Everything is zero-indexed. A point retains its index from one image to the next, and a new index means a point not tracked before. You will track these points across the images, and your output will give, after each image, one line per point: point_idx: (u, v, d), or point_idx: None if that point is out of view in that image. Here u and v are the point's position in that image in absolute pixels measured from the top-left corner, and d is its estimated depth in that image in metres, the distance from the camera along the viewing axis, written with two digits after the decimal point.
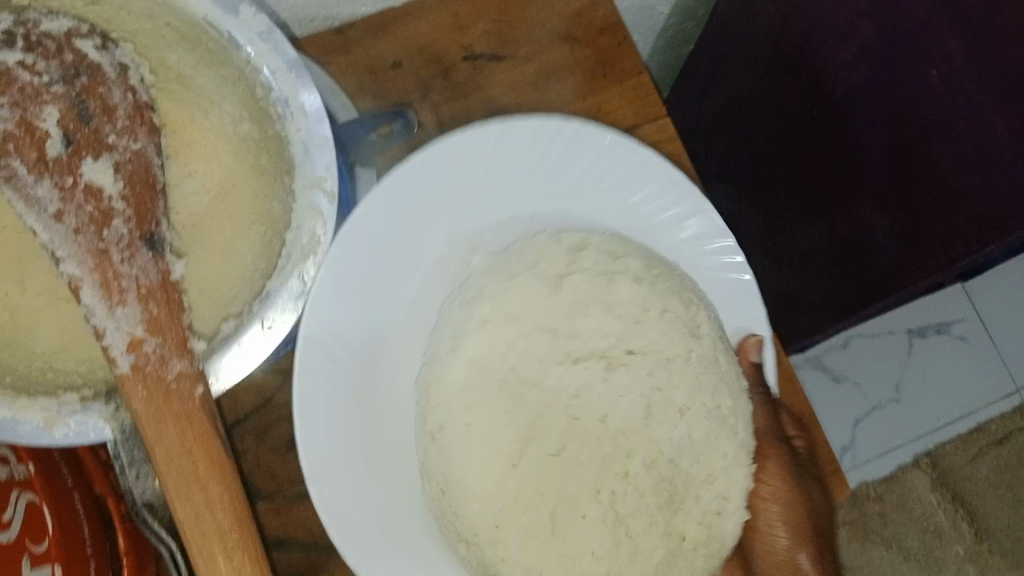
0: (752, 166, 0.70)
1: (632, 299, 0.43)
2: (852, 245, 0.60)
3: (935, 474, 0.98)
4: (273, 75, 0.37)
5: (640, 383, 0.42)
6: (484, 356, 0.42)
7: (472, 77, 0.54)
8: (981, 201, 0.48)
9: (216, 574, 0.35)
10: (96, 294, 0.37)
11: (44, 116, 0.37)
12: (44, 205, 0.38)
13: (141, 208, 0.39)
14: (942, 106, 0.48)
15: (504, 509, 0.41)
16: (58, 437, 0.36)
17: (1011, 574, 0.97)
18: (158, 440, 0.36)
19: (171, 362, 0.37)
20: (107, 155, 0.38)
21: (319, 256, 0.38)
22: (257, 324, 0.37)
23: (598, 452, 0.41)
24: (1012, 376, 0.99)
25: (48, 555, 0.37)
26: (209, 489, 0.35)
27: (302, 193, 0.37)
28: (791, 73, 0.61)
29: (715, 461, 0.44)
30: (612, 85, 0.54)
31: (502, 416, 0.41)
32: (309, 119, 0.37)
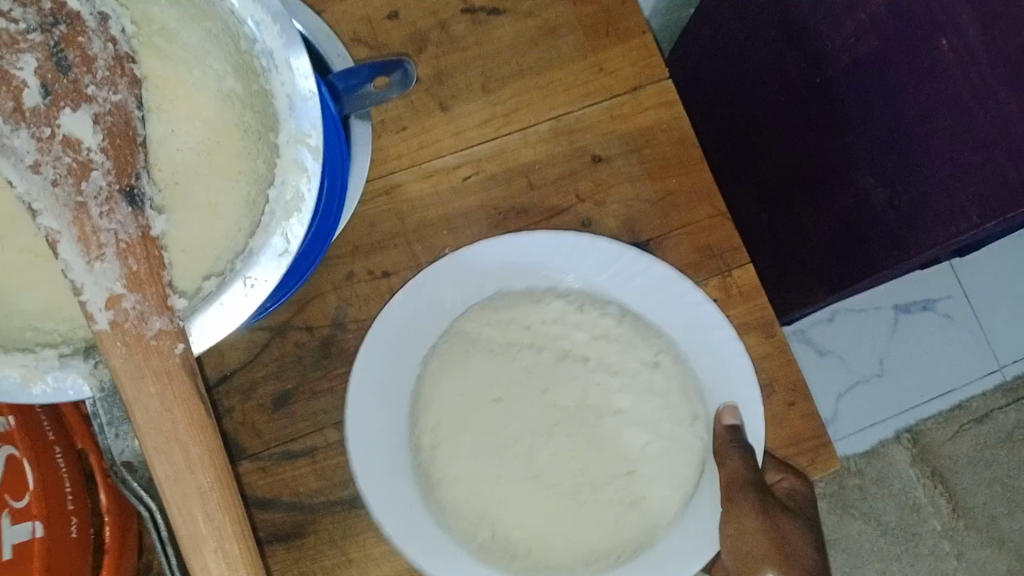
0: (747, 132, 0.70)
1: (599, 330, 0.48)
2: (847, 217, 0.60)
3: (916, 450, 0.99)
4: (258, 27, 0.35)
5: (584, 376, 0.48)
6: (466, 344, 0.48)
7: (471, 30, 0.52)
8: (985, 178, 0.47)
9: (196, 535, 0.33)
10: (72, 246, 0.35)
11: (21, 64, 0.35)
12: (21, 156, 0.36)
13: (123, 160, 0.37)
14: (953, 81, 0.47)
15: (463, 469, 0.46)
16: (36, 395, 0.35)
17: (986, 550, 0.98)
18: (138, 399, 0.34)
19: (151, 318, 0.35)
20: (86, 107, 0.37)
21: (305, 212, 0.35)
22: (239, 282, 0.35)
23: (529, 413, 0.47)
24: (995, 355, 0.99)
25: (30, 511, 0.37)
26: (189, 449, 0.34)
27: (286, 148, 0.35)
28: (792, 42, 0.60)
29: (645, 461, 0.47)
30: (615, 43, 0.52)
31: (473, 388, 0.47)
32: (294, 72, 0.35)
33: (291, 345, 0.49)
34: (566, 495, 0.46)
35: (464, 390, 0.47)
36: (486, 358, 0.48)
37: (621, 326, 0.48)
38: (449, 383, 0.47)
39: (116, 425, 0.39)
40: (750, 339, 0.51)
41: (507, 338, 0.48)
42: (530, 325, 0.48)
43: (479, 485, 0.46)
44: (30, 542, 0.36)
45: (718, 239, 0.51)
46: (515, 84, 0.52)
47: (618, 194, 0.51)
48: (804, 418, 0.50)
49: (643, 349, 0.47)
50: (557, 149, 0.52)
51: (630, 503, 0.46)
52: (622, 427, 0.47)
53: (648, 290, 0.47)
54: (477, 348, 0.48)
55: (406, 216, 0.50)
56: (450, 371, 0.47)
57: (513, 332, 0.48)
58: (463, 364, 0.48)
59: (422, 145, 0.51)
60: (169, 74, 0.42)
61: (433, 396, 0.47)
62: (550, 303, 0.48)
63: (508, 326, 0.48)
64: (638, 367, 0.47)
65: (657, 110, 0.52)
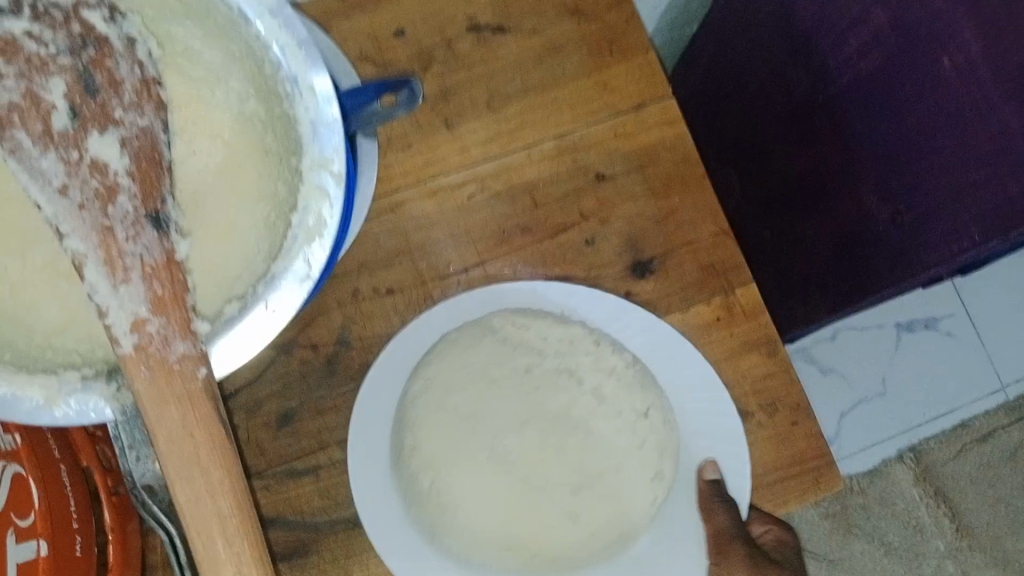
0: (752, 152, 0.70)
1: (603, 361, 0.47)
2: (850, 241, 0.60)
3: (918, 469, 0.98)
4: (283, 53, 0.36)
5: (578, 394, 0.46)
6: (479, 344, 0.47)
7: (476, 49, 0.53)
8: (989, 196, 0.47)
9: (215, 559, 0.33)
10: (100, 271, 0.36)
11: (50, 87, 0.36)
12: (50, 177, 0.36)
13: (148, 183, 0.38)
14: (953, 99, 0.47)
15: (450, 459, 0.45)
16: (58, 417, 0.34)
17: (989, 570, 0.98)
18: (159, 421, 0.34)
19: (174, 342, 0.35)
20: (114, 130, 0.37)
21: (327, 236, 0.35)
22: (261, 306, 0.35)
23: (518, 413, 0.46)
24: (998, 374, 0.99)
25: (35, 529, 0.36)
26: (209, 472, 0.33)
27: (308, 173, 0.35)
28: (798, 62, 0.60)
29: (622, 483, 0.45)
30: (619, 61, 0.53)
31: (476, 381, 0.46)
32: (318, 99, 0.36)
33: (298, 363, 0.49)
34: (520, 509, 0.44)
35: (462, 381, 0.46)
36: (496, 350, 0.47)
37: (629, 368, 0.47)
38: (453, 369, 0.46)
39: (138, 448, 0.39)
40: (754, 356, 0.51)
41: (520, 338, 0.47)
42: (541, 338, 0.47)
43: (458, 472, 0.45)
44: (35, 561, 0.36)
45: (723, 256, 0.52)
46: (520, 102, 0.52)
47: (623, 212, 0.52)
48: (810, 436, 0.51)
49: (638, 398, 0.47)
50: (561, 168, 0.52)
51: (573, 519, 0.44)
52: (609, 453, 0.46)
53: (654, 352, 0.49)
54: (487, 344, 0.47)
55: (412, 233, 0.51)
56: (454, 362, 0.47)
57: (530, 335, 0.47)
58: (467, 355, 0.47)
59: (427, 163, 0.51)
60: (191, 92, 0.42)
61: (435, 382, 0.46)
62: (568, 326, 0.48)
63: (520, 336, 0.47)
64: (627, 413, 0.46)
65: (661, 128, 0.52)
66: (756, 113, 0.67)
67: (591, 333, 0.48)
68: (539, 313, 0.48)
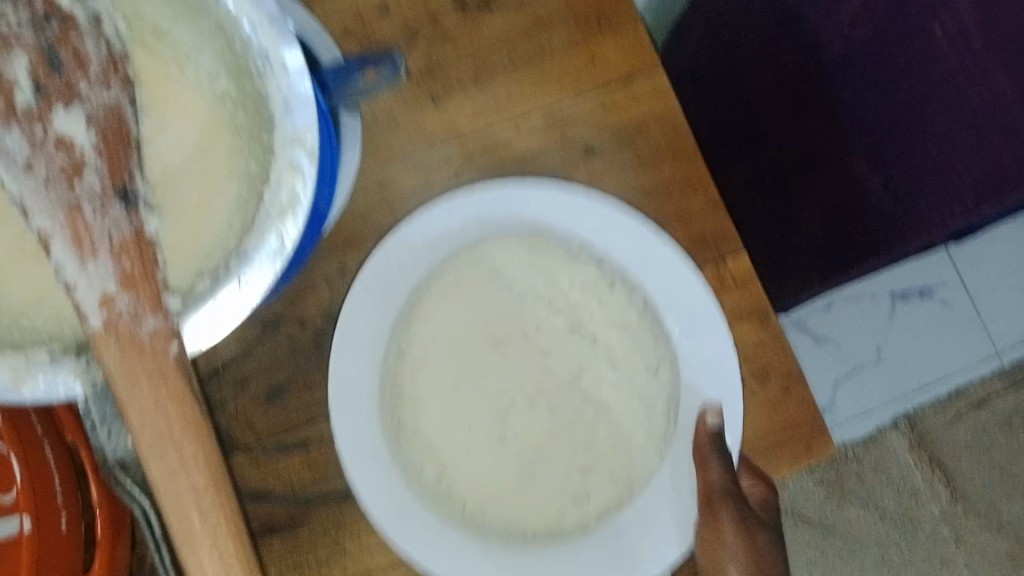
0: (742, 121, 0.69)
1: (615, 313, 0.49)
2: (845, 202, 0.59)
3: (914, 436, 0.99)
4: (254, 29, 0.35)
5: (585, 347, 0.49)
6: (484, 287, 0.49)
7: (463, 22, 0.52)
8: (980, 164, 0.48)
9: (190, 534, 0.33)
10: (65, 249, 0.35)
11: (12, 64, 0.35)
12: (15, 156, 0.35)
13: (115, 160, 0.36)
14: (945, 67, 0.47)
15: (449, 405, 0.48)
16: (24, 396, 0.34)
17: (984, 534, 0.99)
18: (131, 400, 0.34)
19: (145, 318, 0.34)
20: (80, 107, 0.36)
21: (301, 212, 0.34)
22: (233, 281, 0.34)
23: (520, 362, 0.49)
24: (994, 341, 0.99)
25: (17, 506, 0.37)
26: (183, 448, 0.34)
27: (282, 150, 0.35)
28: (786, 29, 0.60)
29: (625, 437, 0.48)
30: (606, 34, 0.53)
31: (481, 324, 0.49)
32: (290, 74, 0.35)
33: (286, 339, 0.49)
34: (515, 479, 0.48)
35: (464, 323, 0.49)
36: (502, 292, 0.50)
37: (641, 318, 0.49)
38: (460, 308, 0.49)
39: (108, 424, 0.39)
40: (742, 327, 0.52)
41: (524, 282, 0.50)
42: (552, 284, 0.50)
43: (449, 416, 0.48)
44: (17, 537, 0.37)
45: (714, 228, 0.52)
46: (506, 75, 0.52)
47: (613, 180, 0.52)
48: (797, 407, 0.51)
49: (646, 353, 0.49)
50: (549, 141, 0.52)
51: (574, 499, 0.47)
52: (617, 402, 0.49)
53: (657, 275, 0.47)
54: (491, 284, 0.49)
55: (400, 208, 0.51)
56: (456, 301, 0.49)
57: (534, 281, 0.50)
58: (467, 296, 0.49)
59: (413, 138, 0.51)
60: (168, 74, 0.42)
61: (432, 322, 0.48)
62: (583, 267, 0.49)
63: (535, 279, 0.50)
64: (638, 370, 0.49)
65: (651, 99, 0.52)
66: (749, 80, 0.66)
67: (603, 274, 0.49)
68: (553, 247, 0.49)
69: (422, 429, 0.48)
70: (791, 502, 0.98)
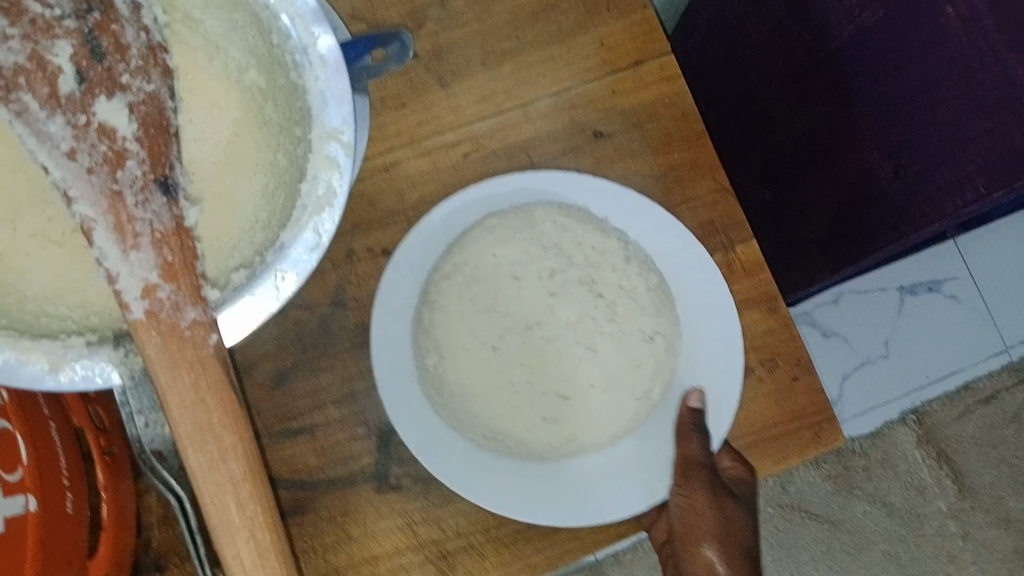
0: (750, 114, 0.69)
1: (624, 276, 0.48)
2: (852, 182, 0.59)
3: (921, 431, 0.98)
4: (292, 22, 0.35)
5: (590, 304, 0.47)
6: (510, 245, 0.47)
7: (471, 5, 0.52)
8: (987, 146, 0.47)
9: (225, 522, 0.32)
10: (108, 236, 0.34)
11: (56, 50, 0.34)
12: (57, 142, 0.35)
13: (156, 151, 0.36)
14: (954, 52, 0.47)
15: (464, 345, 0.46)
16: (63, 381, 0.34)
17: (991, 529, 0.99)
18: (170, 387, 0.33)
19: (185, 309, 0.34)
20: (120, 95, 0.35)
21: (337, 207, 0.35)
22: (270, 277, 0.34)
23: (524, 312, 0.47)
24: (1003, 335, 0.98)
25: (23, 485, 0.35)
26: (221, 438, 0.33)
27: (316, 143, 0.35)
28: (797, 16, 0.59)
29: (616, 391, 0.47)
30: (616, 17, 0.52)
31: (505, 277, 0.47)
32: (331, 68, 0.35)
33: (291, 323, 0.48)
34: (499, 415, 0.46)
35: (488, 272, 0.47)
36: (530, 245, 0.47)
37: (645, 286, 0.48)
38: (488, 247, 0.47)
39: (146, 414, 0.39)
40: (753, 314, 0.51)
41: (551, 240, 0.48)
42: (577, 244, 0.48)
43: (459, 355, 0.46)
44: (24, 516, 0.35)
45: (722, 214, 0.52)
46: (515, 59, 0.52)
47: (620, 168, 0.52)
48: (807, 394, 0.51)
49: (647, 320, 0.47)
50: (558, 126, 0.52)
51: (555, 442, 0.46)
52: (610, 360, 0.47)
53: (670, 252, 0.49)
54: (523, 236, 0.47)
55: (405, 193, 0.50)
56: (486, 246, 0.47)
57: (555, 238, 0.48)
58: (496, 246, 0.47)
59: (422, 122, 0.51)
60: (194, 62, 0.41)
61: (464, 263, 0.47)
62: (605, 236, 0.48)
63: (560, 237, 0.48)
64: (633, 338, 0.47)
65: (659, 84, 0.52)
66: (762, 78, 0.66)
67: (624, 248, 0.48)
68: (584, 215, 0.48)
69: (432, 362, 0.46)
70: (796, 496, 0.97)
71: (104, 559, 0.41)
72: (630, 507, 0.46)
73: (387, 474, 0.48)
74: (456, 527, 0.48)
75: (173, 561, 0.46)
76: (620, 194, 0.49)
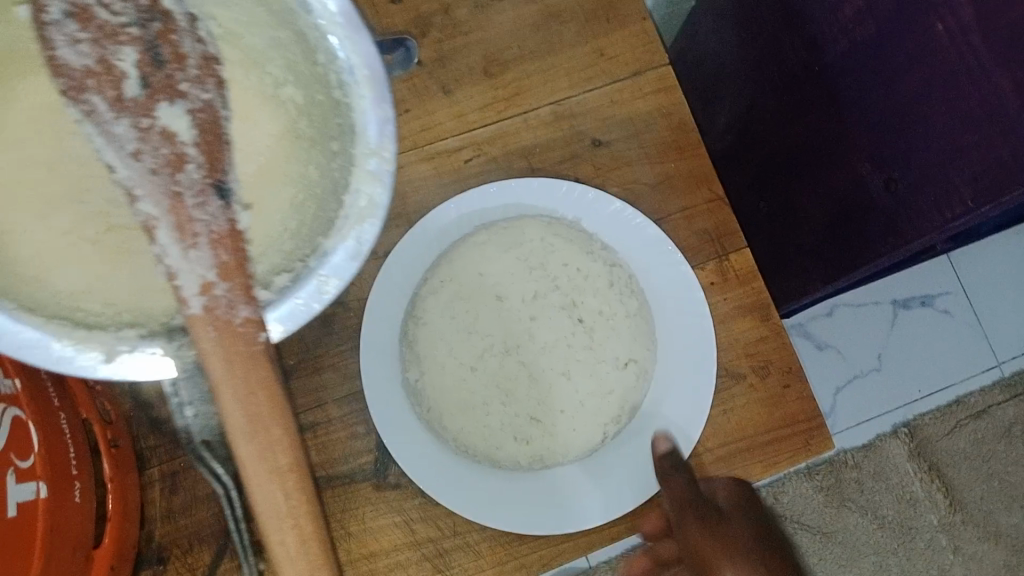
0: (747, 126, 0.70)
1: (605, 300, 0.50)
2: (842, 202, 0.60)
3: (913, 444, 0.98)
4: (341, 45, 0.32)
5: (569, 327, 0.49)
6: (499, 264, 0.49)
7: (475, 15, 0.53)
8: (981, 159, 0.47)
9: (273, 514, 0.30)
10: (170, 237, 0.34)
11: (122, 56, 0.34)
12: (123, 143, 0.35)
13: (213, 153, 0.35)
14: (943, 66, 0.48)
15: (446, 357, 0.48)
16: (118, 372, 0.32)
17: (981, 544, 0.99)
18: (223, 382, 0.31)
19: (239, 307, 0.32)
20: (179, 102, 0.35)
21: (381, 218, 0.33)
22: (314, 280, 0.33)
23: (507, 330, 0.49)
24: (993, 351, 1.00)
25: (34, 472, 0.36)
26: (272, 429, 0.31)
27: (360, 158, 0.33)
28: (793, 31, 0.61)
29: (590, 409, 0.48)
30: (616, 29, 0.54)
31: (492, 294, 0.49)
32: (374, 90, 0.33)
33: None
34: (476, 428, 0.48)
35: (474, 288, 0.49)
36: (516, 264, 0.49)
37: (625, 309, 0.50)
38: (476, 262, 0.49)
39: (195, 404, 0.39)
40: (747, 321, 0.52)
41: (535, 261, 0.50)
42: (560, 265, 0.50)
43: (441, 367, 0.48)
44: (35, 502, 0.35)
45: (717, 223, 0.53)
46: (517, 67, 0.53)
47: (619, 176, 0.53)
48: (799, 400, 0.52)
49: (623, 346, 0.49)
50: (558, 133, 0.53)
51: (528, 456, 0.48)
52: (586, 382, 0.49)
53: (650, 267, 0.51)
54: (510, 254, 0.50)
55: (408, 197, 0.51)
56: (474, 262, 0.49)
57: (538, 260, 0.50)
58: (484, 262, 0.49)
59: (425, 128, 0.52)
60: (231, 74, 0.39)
61: (453, 274, 0.49)
62: (589, 259, 0.50)
63: (546, 257, 0.50)
64: (608, 361, 0.49)
65: (657, 95, 0.54)
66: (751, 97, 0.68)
67: (608, 272, 0.50)
68: (571, 233, 0.50)
69: (416, 371, 0.48)
70: (790, 508, 0.96)
71: (108, 549, 0.42)
72: (607, 513, 0.47)
73: (386, 472, 0.49)
74: (452, 525, 0.49)
75: (175, 555, 0.47)
76: (610, 210, 0.51)
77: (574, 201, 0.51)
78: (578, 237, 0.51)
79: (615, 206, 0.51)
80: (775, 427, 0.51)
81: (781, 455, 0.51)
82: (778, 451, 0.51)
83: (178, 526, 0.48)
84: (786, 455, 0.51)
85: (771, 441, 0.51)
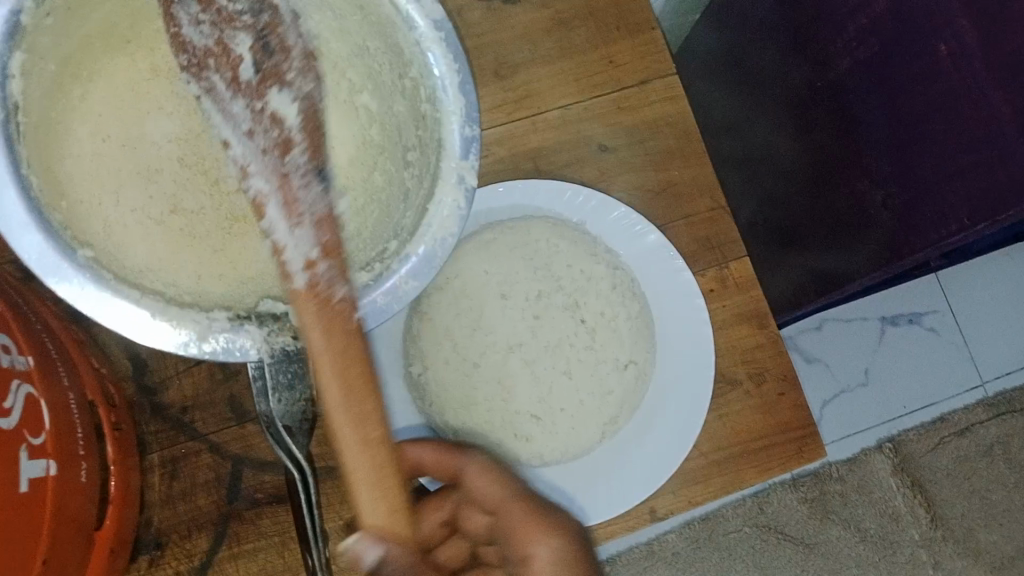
0: (749, 137, 0.71)
1: (608, 303, 0.51)
2: (840, 215, 0.61)
3: (897, 459, 0.99)
4: (437, 62, 0.35)
5: (570, 328, 0.50)
6: (504, 261, 0.50)
7: (487, 19, 0.54)
8: (977, 180, 0.48)
9: (357, 483, 0.32)
10: (279, 212, 0.35)
11: (237, 41, 0.36)
12: (239, 121, 0.37)
13: (315, 139, 0.35)
14: (944, 87, 0.49)
15: (450, 352, 0.49)
16: (206, 353, 0.33)
17: (960, 559, 1.01)
18: (323, 352, 0.32)
19: (336, 286, 0.33)
20: (288, 89, 0.36)
21: (457, 231, 0.35)
22: (394, 279, 0.34)
23: (508, 328, 0.49)
24: (978, 370, 1.01)
25: (45, 449, 0.36)
26: (363, 403, 0.32)
27: (447, 170, 0.35)
28: (798, 46, 0.62)
29: (588, 409, 0.49)
30: (624, 38, 0.55)
31: (496, 292, 0.50)
32: (464, 109, 0.35)
33: None
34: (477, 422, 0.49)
35: (478, 284, 0.50)
36: (521, 264, 0.50)
37: (625, 314, 0.51)
38: (483, 259, 0.50)
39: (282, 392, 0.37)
40: (745, 328, 0.53)
41: (541, 261, 0.50)
42: (565, 266, 0.51)
43: (445, 361, 0.49)
44: (46, 479, 0.35)
45: (717, 232, 0.54)
46: (526, 72, 0.53)
47: (623, 183, 0.54)
48: (794, 408, 0.53)
49: (622, 349, 0.50)
50: (565, 137, 0.54)
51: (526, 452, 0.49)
52: (585, 381, 0.50)
53: (652, 274, 0.52)
54: (515, 254, 0.50)
55: None
56: (480, 260, 0.50)
57: (542, 259, 0.51)
58: (490, 261, 0.50)
59: None
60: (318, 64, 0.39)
61: (458, 271, 0.50)
62: (595, 262, 0.51)
63: (551, 258, 0.51)
64: (608, 362, 0.50)
65: (663, 104, 0.55)
66: (755, 111, 0.69)
67: (611, 275, 0.51)
68: (577, 236, 0.51)
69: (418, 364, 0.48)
70: (773, 518, 0.97)
71: (109, 529, 0.43)
72: (608, 507, 0.49)
73: None
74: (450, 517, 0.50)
75: (173, 540, 0.47)
76: (615, 216, 0.52)
77: (577, 204, 0.52)
78: (582, 240, 0.51)
79: (620, 211, 0.52)
80: (770, 432, 0.52)
81: (775, 460, 0.52)
82: (773, 457, 0.52)
83: (176, 512, 0.48)
84: (780, 461, 0.52)
85: (765, 446, 0.52)
